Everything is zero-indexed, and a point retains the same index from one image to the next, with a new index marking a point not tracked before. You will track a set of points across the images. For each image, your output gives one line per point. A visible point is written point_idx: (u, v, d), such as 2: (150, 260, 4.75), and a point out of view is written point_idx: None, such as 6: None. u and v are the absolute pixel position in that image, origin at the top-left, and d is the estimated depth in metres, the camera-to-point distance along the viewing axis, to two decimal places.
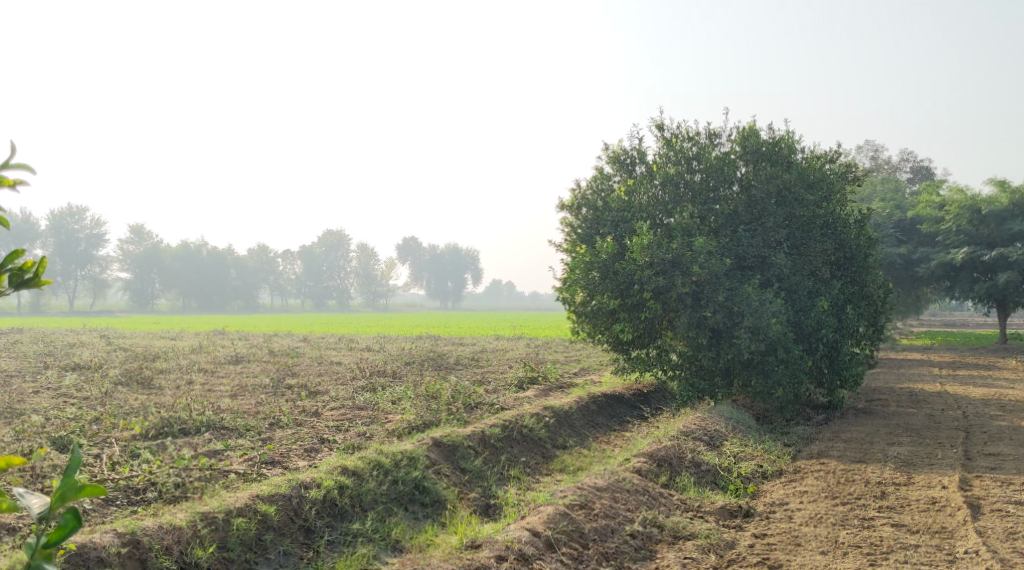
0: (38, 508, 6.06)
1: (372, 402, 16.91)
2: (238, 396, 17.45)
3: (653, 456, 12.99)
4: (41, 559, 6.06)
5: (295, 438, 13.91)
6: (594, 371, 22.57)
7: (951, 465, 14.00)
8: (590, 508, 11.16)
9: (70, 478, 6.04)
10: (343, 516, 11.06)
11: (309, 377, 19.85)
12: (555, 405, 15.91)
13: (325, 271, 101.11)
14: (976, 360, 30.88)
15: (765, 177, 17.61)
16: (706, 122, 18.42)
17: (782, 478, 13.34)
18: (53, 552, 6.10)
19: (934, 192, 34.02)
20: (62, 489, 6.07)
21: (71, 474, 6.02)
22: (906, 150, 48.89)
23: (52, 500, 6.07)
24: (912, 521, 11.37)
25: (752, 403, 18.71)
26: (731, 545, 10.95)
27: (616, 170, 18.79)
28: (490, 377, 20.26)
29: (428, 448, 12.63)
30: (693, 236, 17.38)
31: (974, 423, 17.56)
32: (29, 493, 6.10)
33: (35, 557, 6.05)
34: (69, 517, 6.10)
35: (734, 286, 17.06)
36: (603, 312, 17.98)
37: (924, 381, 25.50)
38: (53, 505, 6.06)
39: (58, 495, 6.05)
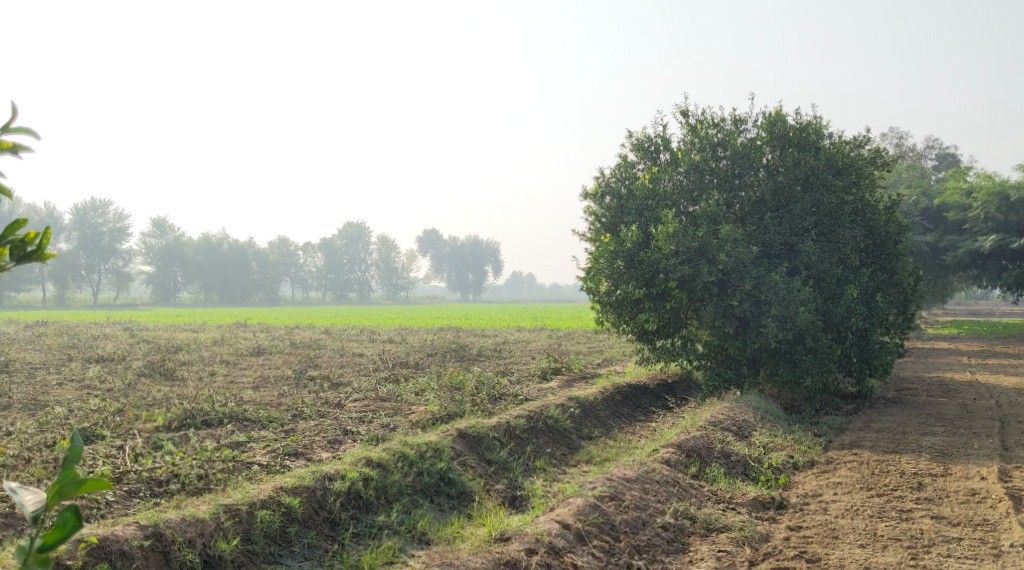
0: (32, 506, 5.88)
1: (396, 393, 16.75)
2: (260, 387, 17.34)
3: (682, 447, 12.73)
4: (35, 563, 5.89)
5: (317, 430, 13.75)
6: (617, 361, 22.33)
7: (988, 456, 13.66)
8: (620, 500, 10.93)
9: (68, 473, 5.87)
10: (368, 509, 10.88)
11: (332, 368, 19.72)
12: (580, 395, 15.67)
13: (346, 264, 101.21)
14: (1005, 349, 30.41)
15: (791, 162, 17.24)
16: (731, 108, 18.06)
17: (814, 469, 13.06)
18: (48, 557, 5.92)
19: (961, 178, 33.45)
20: (61, 484, 5.88)
21: (71, 467, 5.85)
22: (932, 138, 48.22)
23: (49, 498, 5.87)
24: (952, 513, 11.07)
25: (779, 393, 18.41)
26: (765, 538, 10.69)
27: (640, 158, 18.47)
28: (514, 367, 20.06)
29: (453, 440, 12.43)
30: (719, 223, 17.05)
31: (1009, 413, 17.18)
32: (23, 490, 5.92)
33: (29, 562, 5.88)
34: (68, 515, 5.82)
35: (762, 273, 16.72)
36: (629, 301, 17.70)
37: (953, 370, 25.10)
38: (49, 503, 5.89)
39: (57, 491, 5.85)
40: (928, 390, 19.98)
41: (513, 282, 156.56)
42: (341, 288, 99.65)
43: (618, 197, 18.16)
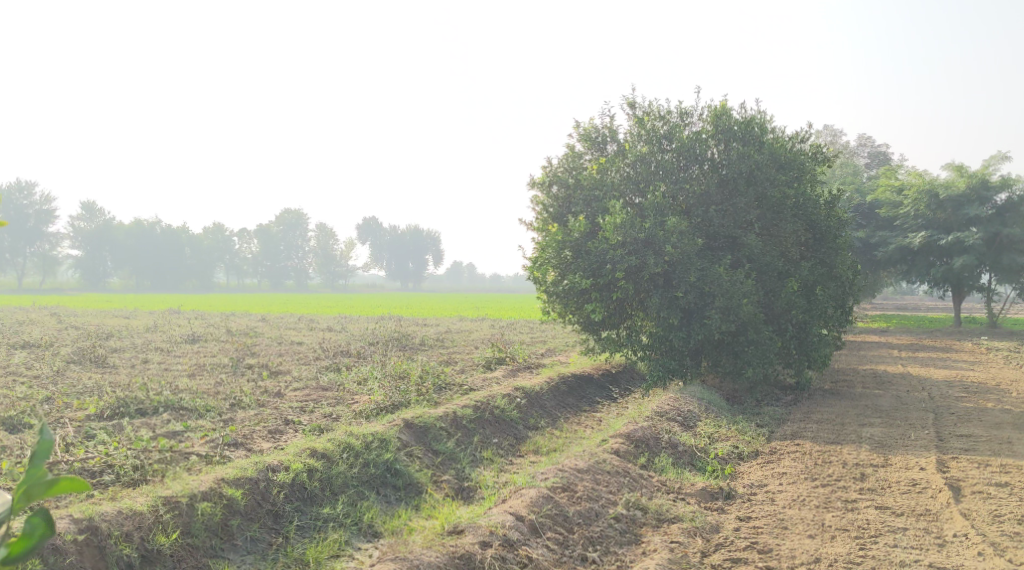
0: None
1: (337, 382, 16.46)
2: (196, 375, 16.91)
3: (631, 437, 12.67)
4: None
5: (257, 419, 13.43)
6: (560, 351, 22.26)
7: (925, 447, 13.84)
8: (572, 491, 10.82)
9: (36, 471, 5.86)
10: (313, 500, 10.61)
11: (270, 357, 19.30)
12: (525, 385, 15.55)
13: (283, 252, 99.77)
14: (933, 343, 31.02)
15: (736, 156, 17.12)
16: (678, 100, 18.00)
17: (759, 459, 13.09)
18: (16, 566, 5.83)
19: (893, 175, 33.97)
20: (28, 486, 5.85)
21: (39, 465, 5.84)
22: (864, 135, 48.95)
23: (17, 502, 5.83)
24: (896, 503, 11.16)
25: (721, 384, 18.50)
26: (716, 529, 10.67)
27: (587, 148, 18.36)
28: (456, 356, 19.87)
29: (400, 430, 12.21)
30: (665, 214, 16.99)
31: (941, 404, 17.47)
32: None
33: None
34: (35, 521, 5.81)
35: (707, 265, 16.73)
36: (575, 291, 17.59)
37: (886, 362, 25.51)
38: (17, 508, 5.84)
39: (24, 492, 5.82)
40: (863, 382, 20.24)
41: (452, 272, 155.95)
42: (277, 275, 98.49)
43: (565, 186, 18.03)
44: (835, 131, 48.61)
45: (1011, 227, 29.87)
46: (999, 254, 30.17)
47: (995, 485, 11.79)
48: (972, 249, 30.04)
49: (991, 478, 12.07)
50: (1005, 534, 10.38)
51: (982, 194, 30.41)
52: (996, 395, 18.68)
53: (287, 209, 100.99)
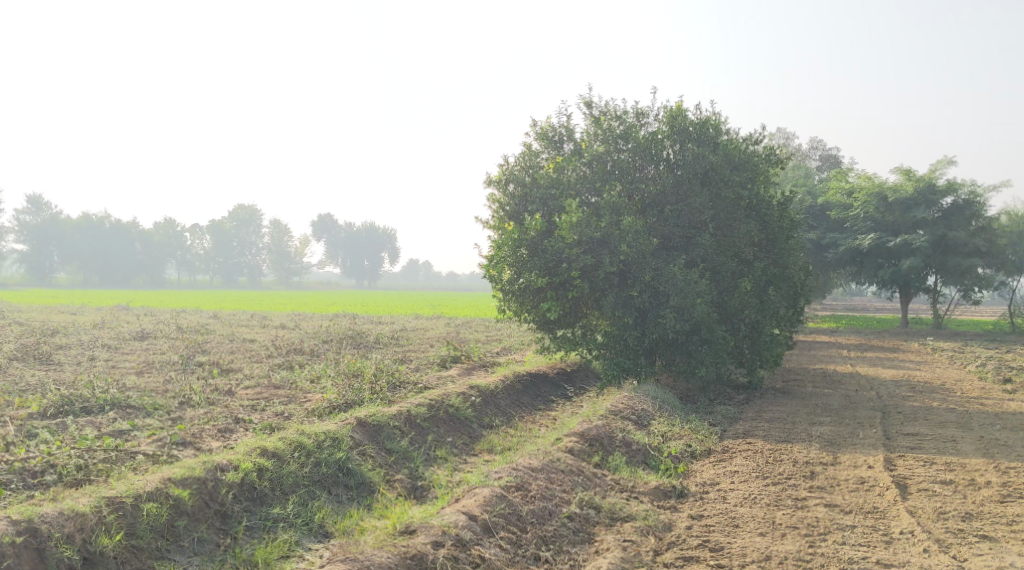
0: None
1: (290, 380, 16.29)
2: (144, 373, 16.64)
3: (585, 436, 12.67)
4: None
5: (207, 418, 13.24)
6: (515, 350, 22.23)
7: (873, 445, 14.01)
8: (525, 490, 10.78)
9: None
10: (263, 501, 10.46)
11: (221, 354, 19.06)
12: (480, 384, 15.49)
13: (236, 248, 98.50)
14: (881, 343, 31.48)
15: (691, 156, 17.20)
16: (634, 100, 18.03)
17: (712, 458, 13.16)
18: None
19: (844, 178, 34.43)
20: None
21: None
22: (816, 139, 49.59)
23: None
24: (844, 500, 11.28)
25: (675, 383, 18.59)
26: (669, 527, 10.70)
27: (544, 147, 18.34)
28: (411, 355, 19.78)
29: (353, 429, 12.10)
30: (621, 213, 17.01)
31: (889, 403, 17.72)
32: None
33: None
34: None
35: (661, 265, 16.79)
36: (531, 290, 17.55)
37: (836, 362, 25.83)
38: None
39: None
40: (814, 381, 20.46)
41: (408, 270, 155.39)
42: (229, 271, 97.33)
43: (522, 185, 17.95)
44: (788, 133, 49.15)
45: (957, 230, 30.38)
46: (944, 257, 30.68)
47: (940, 483, 11.95)
48: (919, 251, 30.49)
49: (937, 476, 12.23)
50: (949, 530, 10.54)
51: (929, 197, 30.85)
52: (942, 394, 19.00)
53: (242, 206, 99.75)
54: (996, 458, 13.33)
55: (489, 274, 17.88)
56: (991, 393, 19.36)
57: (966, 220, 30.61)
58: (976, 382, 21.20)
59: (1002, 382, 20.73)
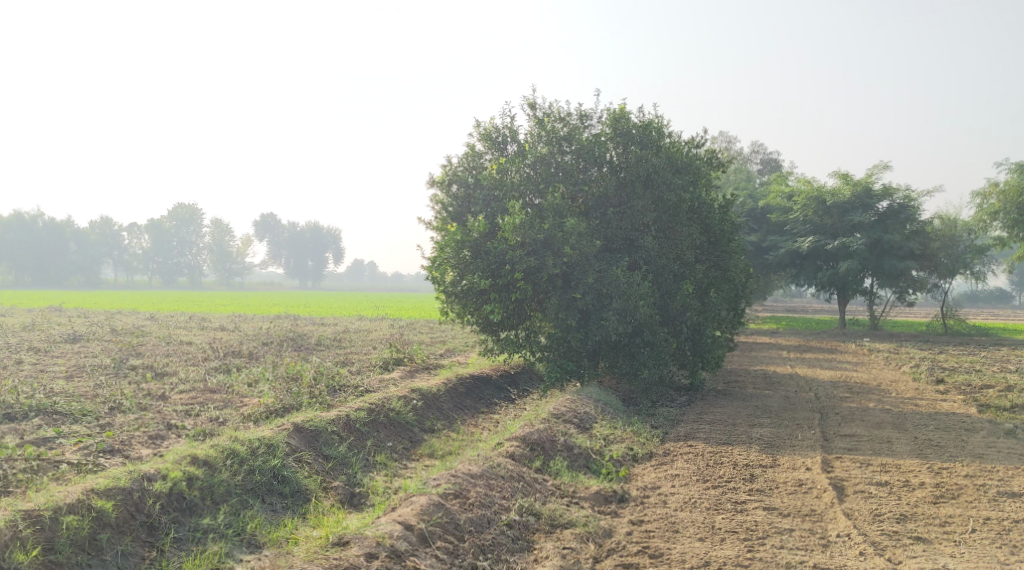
0: None
1: (226, 384, 15.98)
2: (74, 377, 16.22)
3: (526, 440, 12.56)
4: None
5: (138, 424, 12.92)
6: (459, 352, 22.07)
7: (811, 447, 14.12)
8: (464, 497, 10.65)
9: None
10: (192, 511, 10.19)
11: (156, 357, 18.66)
12: (421, 387, 15.33)
13: (175, 248, 96.72)
14: (820, 344, 31.93)
15: (634, 159, 17.29)
16: (577, 102, 18.01)
17: (653, 461, 13.15)
18: None
19: (784, 182, 34.84)
20: None
21: None
22: (757, 143, 50.20)
23: None
24: (782, 503, 11.33)
25: (618, 384, 18.60)
26: (609, 533, 10.66)
27: (488, 148, 18.21)
28: (353, 357, 19.55)
29: (290, 435, 11.87)
30: (564, 216, 16.97)
31: (827, 405, 17.91)
32: None
33: None
34: None
35: (603, 267, 16.79)
36: (473, 292, 17.38)
37: (776, 363, 26.09)
38: None
39: None
40: (754, 383, 20.65)
41: (352, 270, 154.28)
42: (171, 272, 95.79)
43: (465, 186, 17.78)
44: (729, 137, 49.68)
45: (893, 233, 30.92)
46: (880, 260, 31.14)
47: (876, 485, 12.07)
48: (856, 254, 30.90)
49: (874, 478, 12.35)
50: (884, 532, 10.64)
51: (866, 201, 31.31)
52: (877, 395, 19.26)
53: (181, 205, 97.92)
54: (930, 458, 13.51)
55: (432, 277, 17.70)
56: (924, 393, 19.67)
57: (901, 223, 31.15)
58: (911, 382, 21.56)
59: (935, 383, 21.08)
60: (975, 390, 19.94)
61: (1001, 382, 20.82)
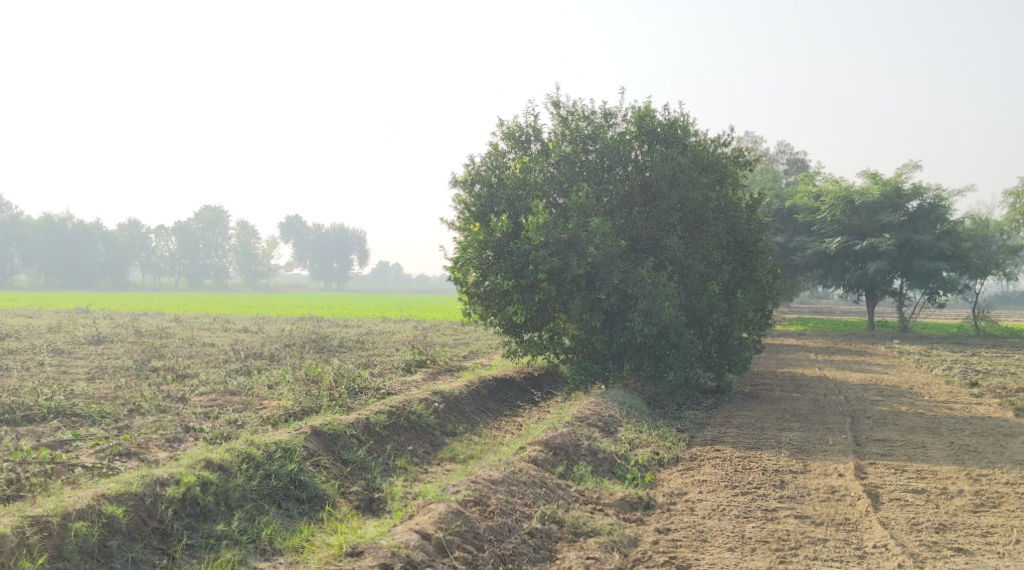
0: None
1: (246, 386, 15.80)
2: (95, 379, 16.09)
3: (549, 445, 12.24)
4: None
5: (156, 427, 12.74)
6: (482, 354, 21.78)
7: (843, 452, 13.72)
8: (485, 505, 10.35)
9: None
10: (206, 517, 9.96)
11: (178, 358, 18.52)
12: (444, 389, 15.05)
13: (201, 250, 97.03)
14: (848, 346, 31.42)
15: (659, 157, 16.91)
16: (601, 101, 17.67)
17: (679, 466, 12.79)
18: None
19: (811, 181, 34.31)
20: None
21: None
22: (784, 143, 49.59)
23: None
24: (815, 511, 10.96)
25: (644, 387, 18.26)
26: (634, 542, 10.34)
27: (510, 147, 17.89)
28: (375, 359, 19.31)
29: (307, 438, 11.65)
30: (588, 215, 16.64)
31: (857, 408, 17.50)
32: None
33: None
34: None
35: (628, 267, 16.47)
36: (496, 293, 17.02)
37: (803, 365, 25.66)
38: None
39: None
40: (782, 386, 20.22)
41: (377, 271, 154.51)
42: (196, 273, 96.12)
43: (488, 185, 17.46)
44: (756, 137, 49.11)
45: (923, 233, 30.34)
46: (910, 261, 30.60)
47: (912, 492, 11.66)
48: (885, 254, 30.43)
49: (909, 485, 11.94)
50: (923, 543, 10.24)
51: (895, 201, 30.81)
52: (909, 398, 18.80)
53: (207, 207, 98.20)
54: (967, 464, 13.08)
55: (454, 277, 17.40)
56: (958, 396, 19.18)
57: (931, 223, 30.62)
58: (943, 386, 21.05)
59: (968, 386, 20.56)
60: (1009, 393, 19.42)
61: None
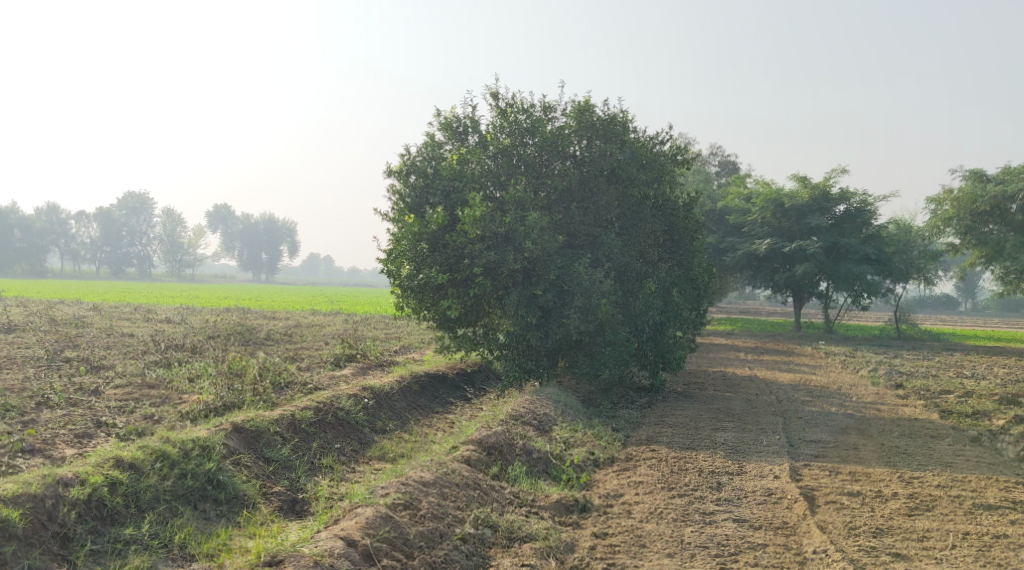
0: None
1: (166, 379, 15.11)
2: (3, 370, 15.23)
3: (483, 444, 11.82)
4: None
5: (65, 422, 12.06)
6: (414, 349, 21.30)
7: (777, 453, 13.56)
8: (415, 509, 9.91)
9: None
10: (113, 520, 9.37)
11: (94, 349, 17.70)
12: (374, 385, 14.55)
13: (125, 238, 94.30)
14: (776, 346, 31.60)
15: (597, 153, 16.64)
16: (540, 94, 17.25)
17: (615, 467, 12.48)
18: None
19: (742, 183, 34.47)
20: None
21: None
22: (715, 146, 49.88)
23: None
24: (752, 515, 10.73)
25: (577, 385, 17.97)
26: (570, 548, 10.01)
27: (447, 138, 17.39)
28: (303, 353, 18.70)
29: (228, 436, 11.11)
30: (526, 209, 16.21)
31: (788, 408, 17.43)
32: None
33: None
34: None
35: (565, 263, 16.15)
36: (430, 287, 16.51)
37: (734, 365, 25.66)
38: None
39: None
40: (713, 385, 20.11)
41: (307, 264, 152.52)
42: (118, 261, 93.14)
43: (423, 176, 16.92)
44: (688, 139, 49.36)
45: (849, 237, 30.58)
46: (836, 263, 30.84)
47: (849, 495, 11.51)
48: (813, 256, 30.63)
49: (846, 487, 11.79)
50: (862, 549, 10.07)
51: (823, 204, 31.06)
52: (838, 399, 18.80)
53: (132, 193, 95.53)
54: (899, 466, 13.00)
55: (387, 270, 16.85)
56: (885, 398, 19.25)
57: (857, 228, 30.83)
58: (869, 387, 21.16)
59: (894, 388, 20.68)
60: (934, 395, 19.54)
61: (959, 387, 20.51)
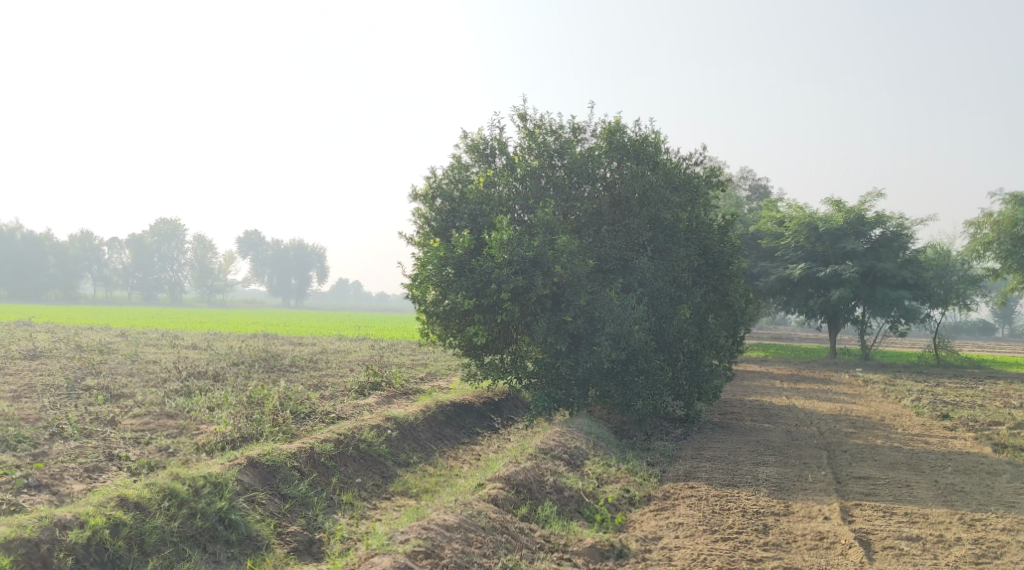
0: None
1: (185, 408, 14.52)
2: (20, 399, 14.72)
3: (511, 481, 11.14)
4: None
5: (76, 454, 11.52)
6: (441, 377, 20.60)
7: (824, 491, 12.73)
8: (437, 558, 9.27)
9: None
10: (115, 564, 9.13)
11: (115, 377, 17.17)
12: (398, 415, 13.90)
13: (156, 265, 94.62)
14: (813, 374, 30.62)
15: (629, 175, 16.00)
16: (569, 115, 16.67)
17: (652, 506, 11.72)
18: None
19: (774, 208, 33.56)
20: None
21: None
22: (746, 169, 48.96)
23: None
24: (804, 563, 10.00)
25: (609, 415, 17.20)
26: None
27: (474, 160, 16.76)
28: (327, 380, 18.06)
29: (242, 472, 10.53)
30: (555, 232, 15.56)
31: (832, 441, 16.56)
32: None
33: None
34: None
35: (596, 289, 15.51)
36: (456, 313, 15.88)
37: (772, 393, 24.81)
38: None
39: None
40: (751, 415, 19.24)
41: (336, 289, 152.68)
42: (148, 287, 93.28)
43: (450, 200, 16.32)
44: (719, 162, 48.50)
45: (886, 262, 29.60)
46: (872, 288, 29.86)
47: (908, 540, 10.68)
48: (849, 281, 29.72)
49: (904, 530, 10.97)
50: None
51: (859, 228, 30.08)
52: (883, 430, 17.88)
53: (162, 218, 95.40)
54: (958, 507, 12.12)
55: (412, 295, 16.22)
56: (931, 429, 18.26)
57: (893, 252, 29.90)
58: (914, 417, 20.18)
59: (939, 419, 19.69)
60: (983, 427, 18.55)
61: (1009, 418, 19.50)
